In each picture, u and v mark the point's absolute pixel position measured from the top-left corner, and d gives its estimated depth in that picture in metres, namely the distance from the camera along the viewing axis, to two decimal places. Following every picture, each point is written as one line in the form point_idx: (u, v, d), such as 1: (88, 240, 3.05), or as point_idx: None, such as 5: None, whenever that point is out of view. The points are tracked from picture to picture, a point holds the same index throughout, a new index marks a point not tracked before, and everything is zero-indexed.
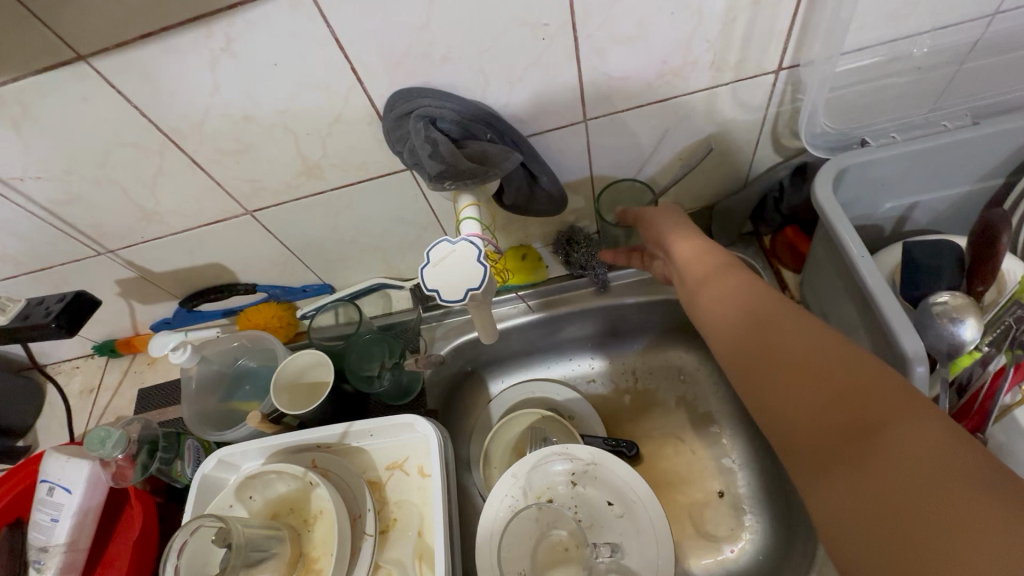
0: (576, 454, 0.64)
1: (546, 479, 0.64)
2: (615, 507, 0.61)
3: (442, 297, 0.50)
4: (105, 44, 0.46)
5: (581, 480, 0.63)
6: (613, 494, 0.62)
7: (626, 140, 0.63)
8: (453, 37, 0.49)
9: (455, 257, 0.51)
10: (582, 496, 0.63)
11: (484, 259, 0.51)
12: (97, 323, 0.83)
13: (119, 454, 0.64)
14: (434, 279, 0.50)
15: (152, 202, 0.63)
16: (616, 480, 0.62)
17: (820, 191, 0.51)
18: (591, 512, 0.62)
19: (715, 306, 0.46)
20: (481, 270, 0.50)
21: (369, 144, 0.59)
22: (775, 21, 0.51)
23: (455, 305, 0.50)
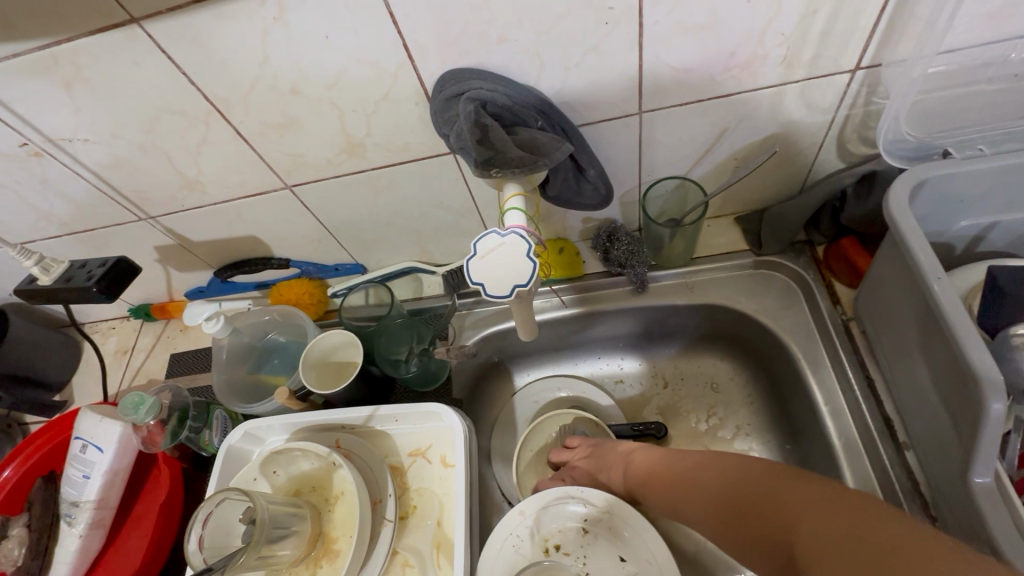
0: (590, 499, 0.61)
1: (554, 523, 0.61)
2: (627, 563, 0.58)
3: (487, 291, 0.48)
4: (159, 7, 0.45)
5: (592, 527, 0.60)
6: (624, 548, 0.58)
7: (680, 136, 0.60)
8: (512, 16, 0.46)
9: (503, 250, 0.49)
10: (592, 545, 0.60)
11: (534, 255, 0.49)
12: (134, 286, 0.85)
13: (151, 420, 0.64)
14: (480, 272, 0.48)
15: (194, 172, 0.62)
16: (633, 533, 0.58)
17: (893, 204, 0.48)
18: (599, 563, 0.59)
19: (685, 479, 0.55)
20: (531, 267, 0.48)
21: (414, 125, 0.57)
22: (859, 16, 0.48)
23: (501, 301, 0.48)
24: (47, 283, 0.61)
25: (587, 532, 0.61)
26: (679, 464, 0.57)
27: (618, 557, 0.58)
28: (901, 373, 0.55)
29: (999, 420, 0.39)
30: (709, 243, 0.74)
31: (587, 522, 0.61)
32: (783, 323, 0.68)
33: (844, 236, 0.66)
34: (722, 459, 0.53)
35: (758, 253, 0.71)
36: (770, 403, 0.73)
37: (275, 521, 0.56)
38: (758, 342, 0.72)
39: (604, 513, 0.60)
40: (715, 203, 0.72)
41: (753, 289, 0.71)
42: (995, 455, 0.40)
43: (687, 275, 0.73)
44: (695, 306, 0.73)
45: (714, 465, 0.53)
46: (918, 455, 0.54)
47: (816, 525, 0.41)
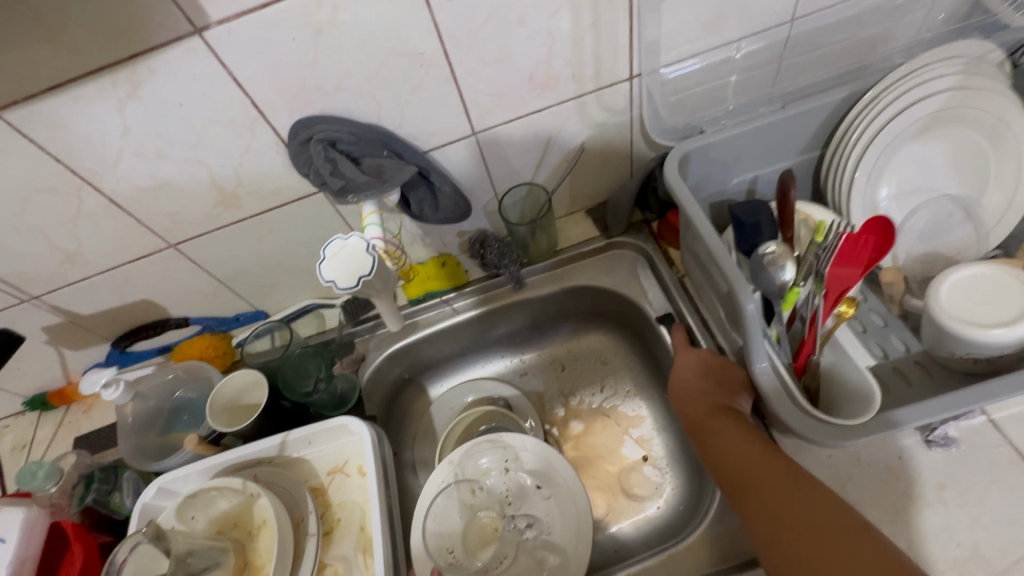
0: (507, 444, 0.70)
1: (477, 467, 0.70)
2: (543, 489, 0.67)
3: (338, 286, 0.57)
4: (14, 97, 0.50)
5: (512, 466, 0.69)
6: (541, 478, 0.68)
7: (515, 149, 0.72)
8: (341, 69, 0.56)
9: (345, 251, 0.58)
10: (512, 480, 0.68)
11: (372, 250, 0.58)
12: (25, 376, 0.83)
13: (51, 488, 0.69)
14: (330, 271, 0.57)
15: (74, 244, 0.66)
16: (547, 465, 0.68)
17: (669, 173, 0.60)
18: (521, 495, 0.67)
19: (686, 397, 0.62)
20: (370, 261, 0.57)
21: (281, 170, 0.65)
22: (616, 37, 0.62)
23: (350, 292, 0.57)
24: None
25: (508, 470, 0.69)
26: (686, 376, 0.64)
27: (535, 486, 0.67)
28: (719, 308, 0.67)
29: (756, 318, 0.51)
30: (569, 236, 0.86)
31: (509, 463, 0.69)
32: (638, 291, 0.80)
33: (669, 209, 0.79)
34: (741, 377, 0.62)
35: (608, 237, 0.84)
36: (647, 362, 0.84)
37: (193, 559, 0.58)
38: (624, 311, 0.83)
39: (524, 452, 0.69)
40: (566, 201, 0.84)
41: (610, 267, 0.83)
42: (765, 345, 0.52)
43: (556, 266, 0.84)
44: (569, 292, 0.84)
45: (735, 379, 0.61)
46: None
47: (790, 509, 0.46)
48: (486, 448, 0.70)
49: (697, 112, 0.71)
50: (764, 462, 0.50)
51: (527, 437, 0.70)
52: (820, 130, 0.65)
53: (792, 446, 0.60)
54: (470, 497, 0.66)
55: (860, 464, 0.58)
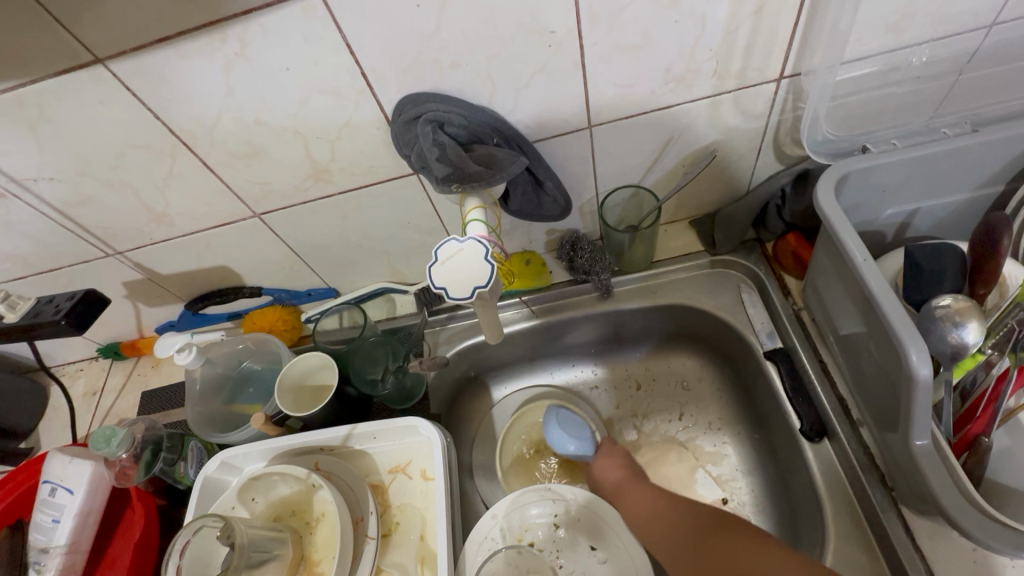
0: (558, 494, 0.64)
1: (526, 521, 0.63)
2: (597, 551, 0.60)
3: (450, 294, 0.51)
4: (122, 47, 0.47)
5: (563, 522, 0.63)
6: (595, 536, 0.61)
7: (629, 147, 0.64)
8: (462, 43, 0.50)
9: (462, 256, 0.52)
10: (565, 539, 0.62)
11: (491, 258, 0.52)
12: (102, 325, 0.84)
13: (124, 453, 0.63)
14: (442, 277, 0.52)
15: (162, 204, 0.63)
16: (603, 523, 0.61)
17: (822, 197, 0.52)
18: (574, 558, 0.61)
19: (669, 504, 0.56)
20: (489, 269, 0.51)
21: (378, 148, 0.60)
22: (777, 29, 0.53)
23: (463, 302, 0.51)
24: (11, 320, 0.53)
25: (559, 527, 0.63)
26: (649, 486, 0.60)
27: (589, 546, 0.61)
28: (850, 354, 0.59)
29: (928, 386, 0.42)
30: (667, 247, 0.78)
31: (559, 518, 0.63)
32: (741, 318, 0.72)
33: (790, 232, 0.70)
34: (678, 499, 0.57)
35: (713, 253, 0.75)
36: (737, 396, 0.76)
37: (253, 550, 0.56)
38: (721, 338, 0.75)
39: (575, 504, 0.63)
40: (670, 209, 0.76)
41: (711, 287, 0.75)
42: (929, 418, 0.44)
43: (650, 278, 0.77)
44: (660, 308, 0.76)
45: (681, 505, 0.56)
46: (870, 430, 0.57)
47: None
48: (536, 498, 0.63)
49: (847, 124, 0.61)
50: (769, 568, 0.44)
51: (579, 490, 0.63)
52: (1012, 162, 0.53)
53: (927, 531, 0.51)
54: (516, 557, 0.58)
55: (1012, 567, 0.48)
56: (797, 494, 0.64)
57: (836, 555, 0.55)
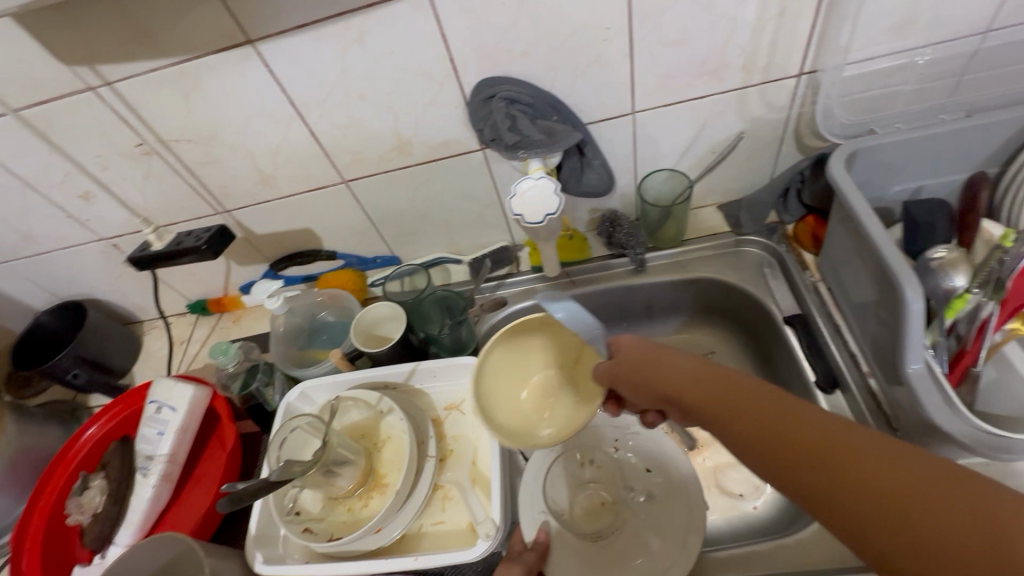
0: (618, 423, 0.74)
1: (589, 441, 0.74)
2: (653, 472, 0.69)
3: (526, 220, 0.63)
4: (270, 31, 0.60)
5: (622, 445, 0.73)
6: (651, 461, 0.70)
7: (667, 132, 0.74)
8: (534, 35, 0.62)
9: (536, 190, 0.64)
10: (622, 458, 0.72)
11: (559, 192, 0.64)
12: (196, 281, 0.97)
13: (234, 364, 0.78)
14: (519, 206, 0.63)
15: (271, 167, 0.76)
16: (655, 447, 0.71)
17: (835, 169, 0.61)
18: (630, 474, 0.71)
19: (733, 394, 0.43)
20: (557, 200, 0.63)
21: (454, 125, 0.71)
22: (797, 31, 0.63)
23: (537, 226, 0.63)
24: (159, 249, 0.69)
25: (619, 449, 0.73)
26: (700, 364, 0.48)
27: (645, 468, 0.70)
28: (862, 313, 0.66)
29: (920, 319, 0.50)
30: (697, 228, 0.87)
31: (618, 441, 0.73)
32: (763, 290, 0.79)
33: (809, 214, 0.79)
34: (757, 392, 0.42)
35: (739, 233, 0.84)
36: (758, 365, 0.83)
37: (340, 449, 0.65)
38: (744, 310, 0.83)
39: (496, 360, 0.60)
40: (700, 194, 0.85)
41: (736, 263, 0.83)
42: (923, 346, 0.51)
43: (681, 254, 0.85)
44: (690, 281, 0.84)
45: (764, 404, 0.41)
46: (878, 379, 0.64)
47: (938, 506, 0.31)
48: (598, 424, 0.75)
49: (860, 115, 0.70)
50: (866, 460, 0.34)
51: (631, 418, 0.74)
52: (1003, 147, 0.62)
53: None
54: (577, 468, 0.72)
55: None
56: None
57: None
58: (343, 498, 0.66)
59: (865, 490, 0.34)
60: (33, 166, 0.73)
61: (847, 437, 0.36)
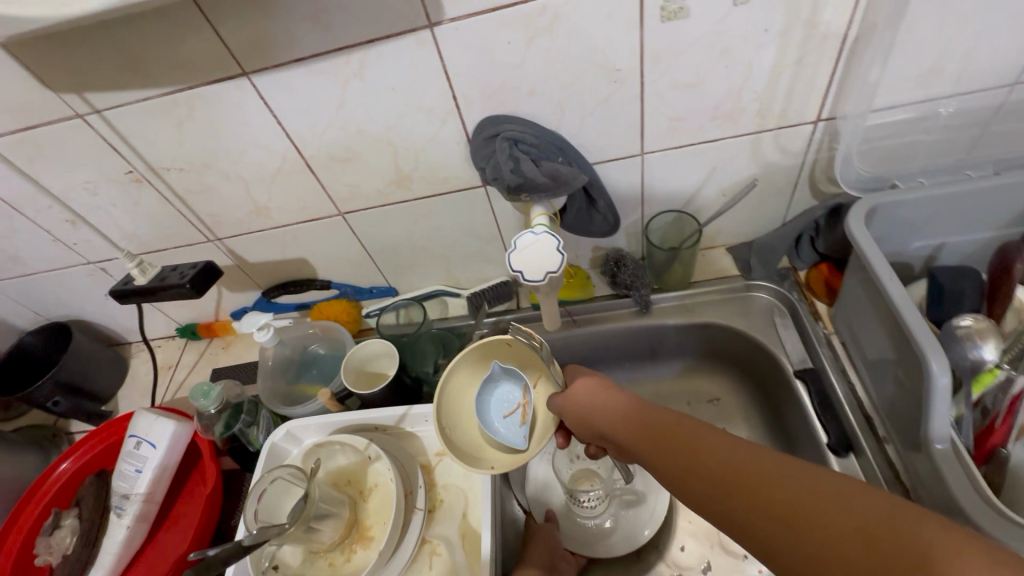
0: None
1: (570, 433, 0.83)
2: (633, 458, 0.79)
3: (526, 277, 0.59)
4: (266, 64, 0.57)
5: None
6: None
7: (676, 173, 0.71)
8: (541, 75, 0.59)
9: (537, 244, 0.60)
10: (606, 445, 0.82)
11: (562, 249, 0.60)
12: (186, 306, 0.94)
13: (216, 408, 0.70)
14: (519, 262, 0.59)
15: (265, 197, 0.73)
16: None
17: (854, 226, 0.58)
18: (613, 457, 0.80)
19: (676, 429, 0.47)
20: (559, 257, 0.59)
21: (455, 161, 0.69)
22: (815, 79, 0.60)
23: (537, 285, 0.59)
24: (143, 283, 0.66)
25: None
26: (626, 401, 0.54)
27: None
28: (879, 372, 0.63)
29: (945, 393, 0.47)
30: (704, 270, 0.84)
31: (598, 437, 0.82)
32: (773, 339, 0.76)
33: (822, 262, 0.77)
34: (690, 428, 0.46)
35: (748, 278, 0.81)
36: (766, 416, 0.80)
37: (322, 503, 0.61)
38: (753, 358, 0.79)
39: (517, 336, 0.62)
40: (709, 235, 0.82)
41: (745, 309, 0.80)
42: (948, 424, 0.48)
43: (688, 297, 0.82)
44: (695, 325, 0.81)
45: (679, 431, 0.46)
46: (895, 446, 0.61)
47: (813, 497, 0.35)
48: None
49: (881, 163, 0.67)
50: (758, 468, 0.39)
51: None
52: None
53: None
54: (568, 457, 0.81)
55: None
56: None
57: None
58: (322, 554, 0.63)
59: (775, 511, 0.37)
60: (20, 190, 0.71)
61: (737, 453, 0.41)
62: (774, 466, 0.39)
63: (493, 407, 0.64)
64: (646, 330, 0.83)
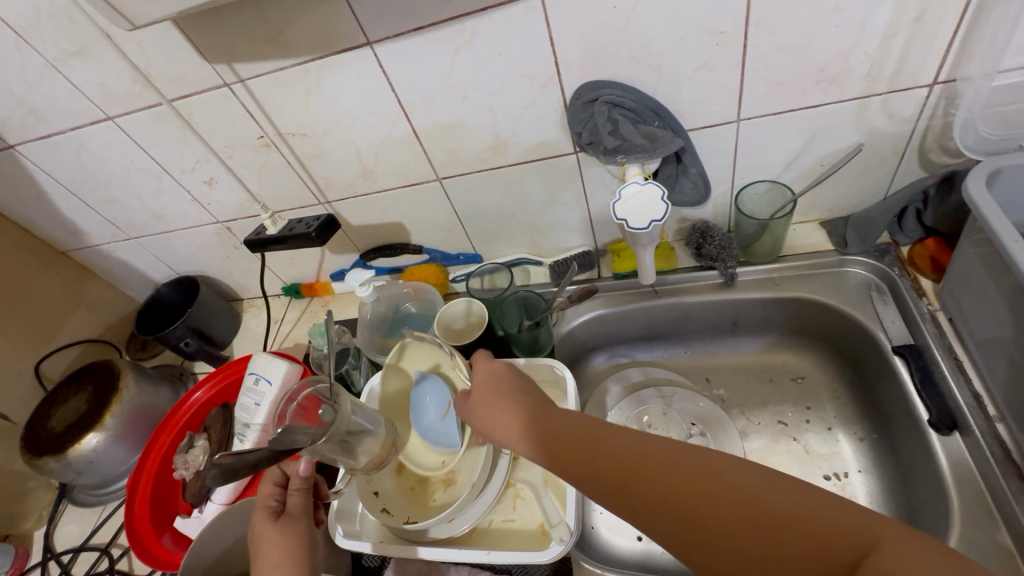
0: (666, 391, 0.87)
1: (639, 403, 0.87)
2: (697, 426, 0.82)
3: (630, 224, 0.65)
4: (387, 34, 0.63)
5: (669, 407, 0.85)
6: (698, 419, 0.83)
7: (772, 141, 0.71)
8: (643, 39, 0.61)
9: (640, 195, 0.66)
10: (671, 417, 0.84)
11: (666, 199, 0.65)
12: (293, 265, 1.04)
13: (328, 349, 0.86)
14: (624, 210, 0.66)
15: (372, 162, 0.80)
16: (698, 410, 0.84)
17: (975, 189, 0.56)
18: (675, 426, 0.83)
19: (590, 435, 0.46)
20: (664, 207, 0.65)
21: (550, 127, 0.72)
22: (935, 38, 0.58)
23: (640, 232, 0.65)
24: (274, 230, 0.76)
25: (668, 412, 0.85)
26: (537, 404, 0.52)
27: (692, 423, 0.83)
28: (990, 348, 0.60)
29: None
30: (794, 244, 0.82)
31: (666, 409, 0.85)
32: (871, 315, 0.74)
33: (928, 237, 0.73)
34: (609, 430, 0.46)
35: (844, 252, 0.78)
36: (857, 395, 0.77)
37: (357, 418, 0.65)
38: (846, 335, 0.77)
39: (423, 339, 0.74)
40: (802, 208, 0.81)
41: (839, 285, 0.78)
42: None
43: (776, 271, 0.81)
44: (784, 300, 0.80)
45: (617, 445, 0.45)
46: (1009, 426, 0.58)
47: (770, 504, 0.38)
48: (650, 394, 0.87)
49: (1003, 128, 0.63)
50: (709, 479, 0.40)
51: (696, 393, 0.86)
52: None
53: None
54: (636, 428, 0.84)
55: None
56: (920, 488, 0.65)
57: (961, 540, 0.56)
58: (362, 471, 0.66)
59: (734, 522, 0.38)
60: (172, 153, 0.82)
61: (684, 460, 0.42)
62: (721, 471, 0.40)
63: (429, 411, 0.70)
64: (730, 303, 0.83)
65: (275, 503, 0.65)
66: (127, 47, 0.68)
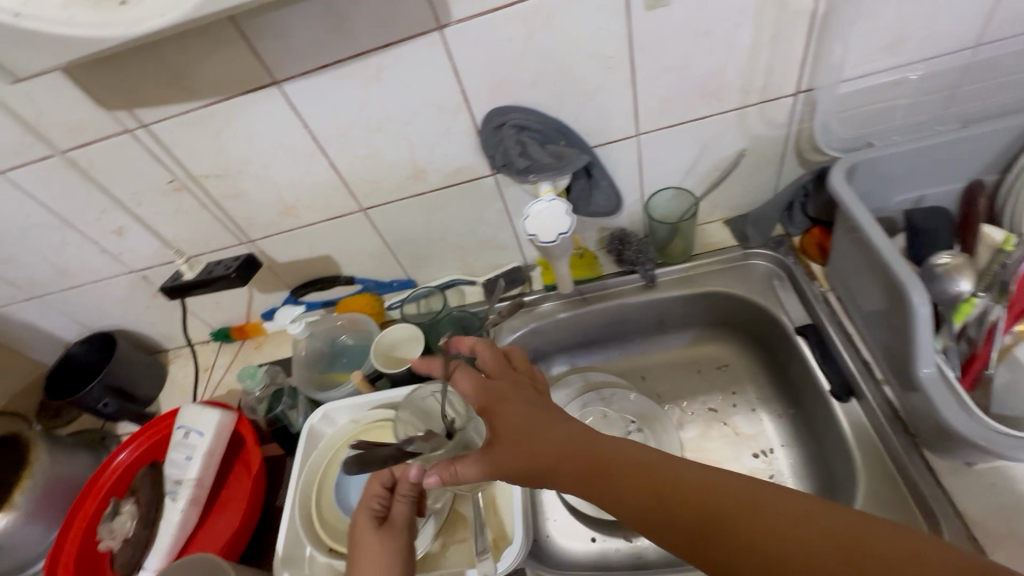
0: (604, 394, 0.88)
1: (578, 409, 0.87)
2: (636, 423, 0.83)
3: (541, 239, 0.70)
4: (294, 73, 0.64)
5: (609, 409, 0.86)
6: (637, 416, 0.84)
7: (670, 151, 0.77)
8: (541, 66, 0.65)
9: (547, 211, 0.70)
10: (610, 417, 0.85)
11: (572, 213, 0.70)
12: (220, 309, 1.00)
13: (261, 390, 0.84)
14: (533, 226, 0.70)
15: (292, 198, 0.80)
16: (636, 407, 0.85)
17: (838, 183, 0.63)
18: (614, 426, 0.84)
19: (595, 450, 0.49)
20: (570, 221, 0.70)
21: (466, 152, 0.75)
22: (791, 54, 0.66)
23: (551, 245, 0.70)
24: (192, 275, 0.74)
25: (607, 414, 0.85)
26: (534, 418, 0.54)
27: (630, 420, 0.84)
28: (870, 321, 0.68)
29: (927, 320, 0.53)
30: (704, 243, 0.89)
31: (606, 410, 0.86)
32: (775, 301, 0.81)
33: (814, 226, 0.82)
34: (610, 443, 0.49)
35: (746, 246, 0.86)
36: (773, 374, 0.84)
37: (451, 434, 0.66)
38: (757, 321, 0.84)
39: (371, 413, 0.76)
40: (706, 209, 0.88)
41: (745, 276, 0.85)
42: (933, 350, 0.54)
43: (690, 269, 0.87)
44: (699, 295, 0.86)
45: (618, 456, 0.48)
46: (892, 386, 0.66)
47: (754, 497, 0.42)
48: (590, 397, 0.88)
49: (858, 127, 0.73)
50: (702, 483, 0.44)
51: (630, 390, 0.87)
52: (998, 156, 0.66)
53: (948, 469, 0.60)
54: None
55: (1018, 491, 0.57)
56: (832, 452, 0.71)
57: (867, 494, 0.62)
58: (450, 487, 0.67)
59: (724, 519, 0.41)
60: (73, 205, 0.78)
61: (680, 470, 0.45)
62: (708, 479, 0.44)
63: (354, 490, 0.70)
64: (653, 302, 0.88)
65: (381, 508, 0.59)
66: (14, 100, 0.65)
